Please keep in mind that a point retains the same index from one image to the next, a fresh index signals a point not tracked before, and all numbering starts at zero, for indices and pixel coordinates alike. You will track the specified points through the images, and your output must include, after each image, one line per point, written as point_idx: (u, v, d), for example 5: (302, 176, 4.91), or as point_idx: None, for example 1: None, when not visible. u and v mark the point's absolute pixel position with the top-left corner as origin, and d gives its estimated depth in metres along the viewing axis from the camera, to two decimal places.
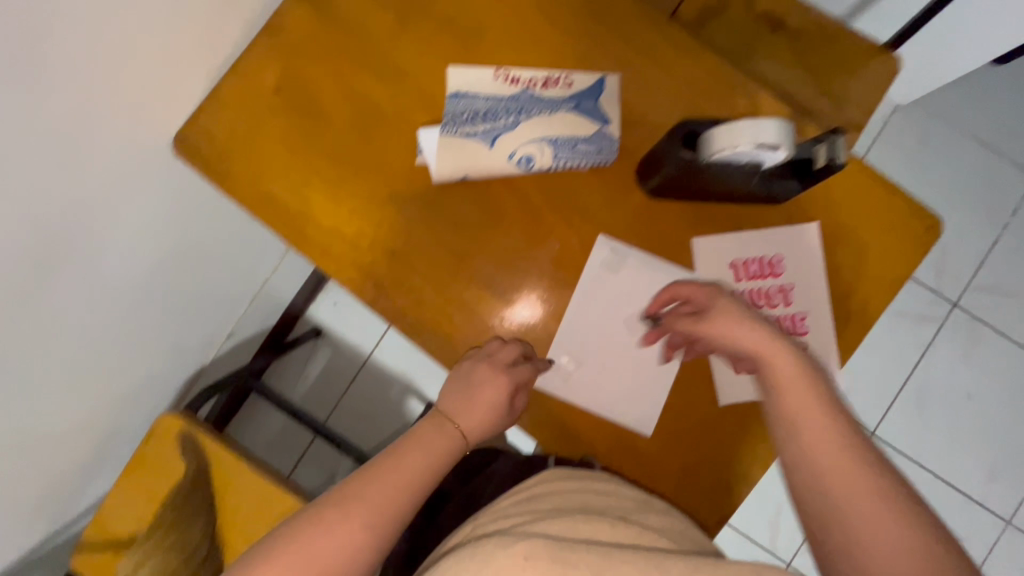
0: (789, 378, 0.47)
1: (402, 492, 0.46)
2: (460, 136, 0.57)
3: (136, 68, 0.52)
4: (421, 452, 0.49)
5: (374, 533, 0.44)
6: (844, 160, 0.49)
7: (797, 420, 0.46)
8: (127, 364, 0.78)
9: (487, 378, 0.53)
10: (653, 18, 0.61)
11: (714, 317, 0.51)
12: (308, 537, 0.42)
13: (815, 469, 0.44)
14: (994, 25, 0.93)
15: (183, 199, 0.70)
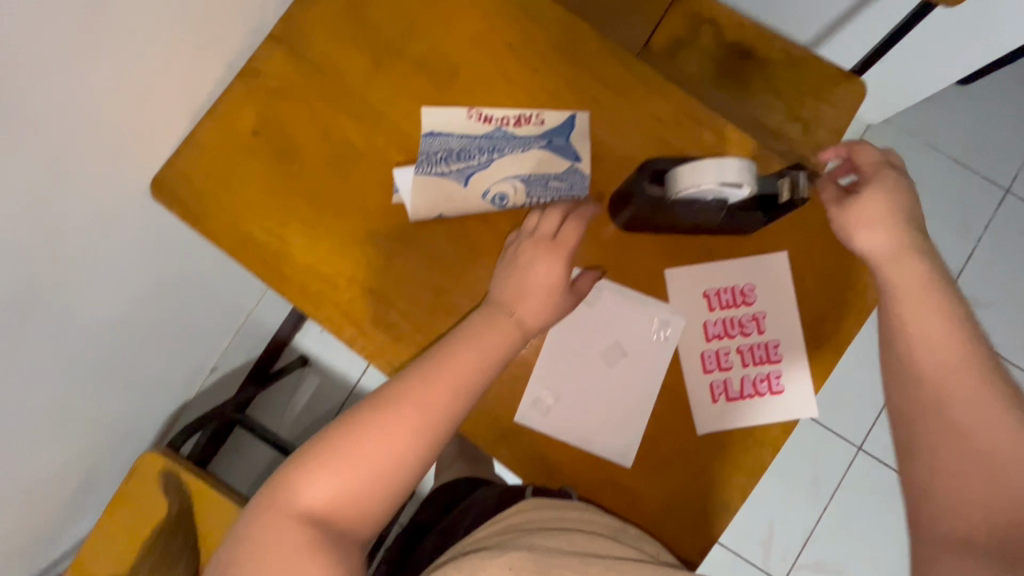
0: (912, 266, 0.48)
1: (448, 390, 0.46)
2: (434, 174, 0.59)
3: (112, 119, 0.53)
4: (475, 350, 0.48)
5: (418, 432, 0.44)
6: (805, 194, 0.52)
7: (915, 304, 0.47)
8: (107, 402, 0.78)
9: (542, 253, 0.52)
10: (622, 56, 0.62)
11: (870, 193, 0.52)
12: (354, 444, 0.43)
13: (923, 352, 0.45)
14: (958, 46, 0.96)
15: (159, 240, 0.70)
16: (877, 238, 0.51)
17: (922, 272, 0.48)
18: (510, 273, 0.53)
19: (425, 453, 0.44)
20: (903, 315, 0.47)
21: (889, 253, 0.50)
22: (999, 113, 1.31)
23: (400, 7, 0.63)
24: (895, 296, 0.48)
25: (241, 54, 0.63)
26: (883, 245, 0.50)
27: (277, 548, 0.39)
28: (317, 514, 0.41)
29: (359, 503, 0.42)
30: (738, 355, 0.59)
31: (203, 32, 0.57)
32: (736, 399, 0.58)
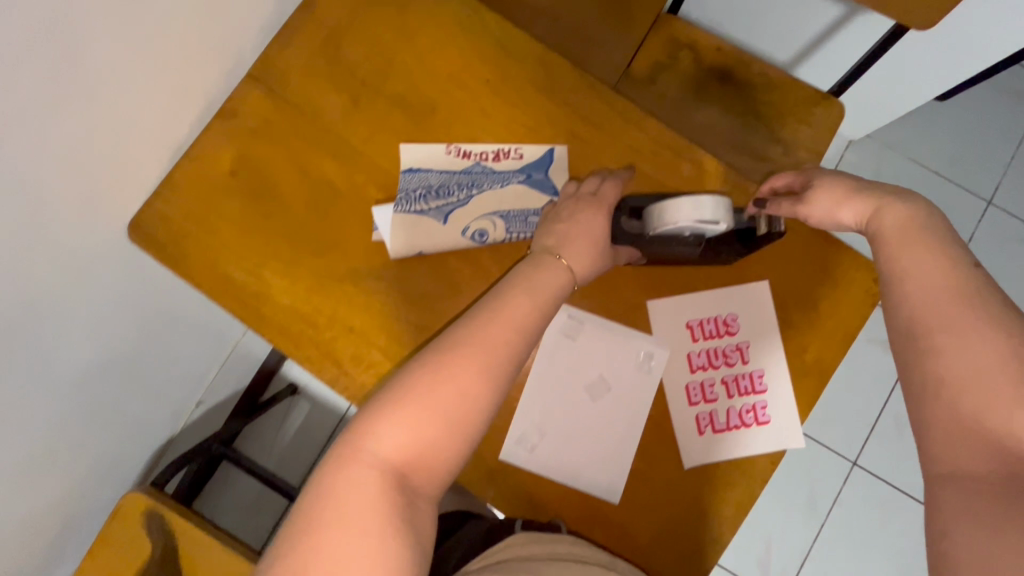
0: (887, 212, 0.47)
1: (508, 337, 0.45)
2: (413, 213, 0.59)
3: (87, 167, 0.52)
4: (527, 295, 0.48)
5: (483, 378, 0.43)
6: (782, 228, 0.54)
7: (899, 243, 0.44)
8: (88, 444, 0.76)
9: (588, 204, 0.54)
10: (598, 90, 0.62)
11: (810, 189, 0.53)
12: (421, 391, 0.42)
13: (916, 287, 0.42)
14: (930, 68, 0.98)
15: (138, 280, 0.69)
16: (848, 212, 0.50)
17: (895, 213, 0.46)
18: (553, 225, 0.53)
19: (490, 395, 0.44)
20: (892, 253, 0.45)
21: (864, 217, 0.49)
22: (978, 126, 1.32)
23: (378, 45, 0.64)
24: (878, 248, 0.46)
25: (219, 94, 0.63)
26: (852, 212, 0.49)
27: (359, 498, 0.37)
28: (393, 465, 0.39)
29: (431, 451, 0.41)
30: (723, 386, 0.59)
31: (180, 75, 0.57)
32: (723, 431, 0.58)
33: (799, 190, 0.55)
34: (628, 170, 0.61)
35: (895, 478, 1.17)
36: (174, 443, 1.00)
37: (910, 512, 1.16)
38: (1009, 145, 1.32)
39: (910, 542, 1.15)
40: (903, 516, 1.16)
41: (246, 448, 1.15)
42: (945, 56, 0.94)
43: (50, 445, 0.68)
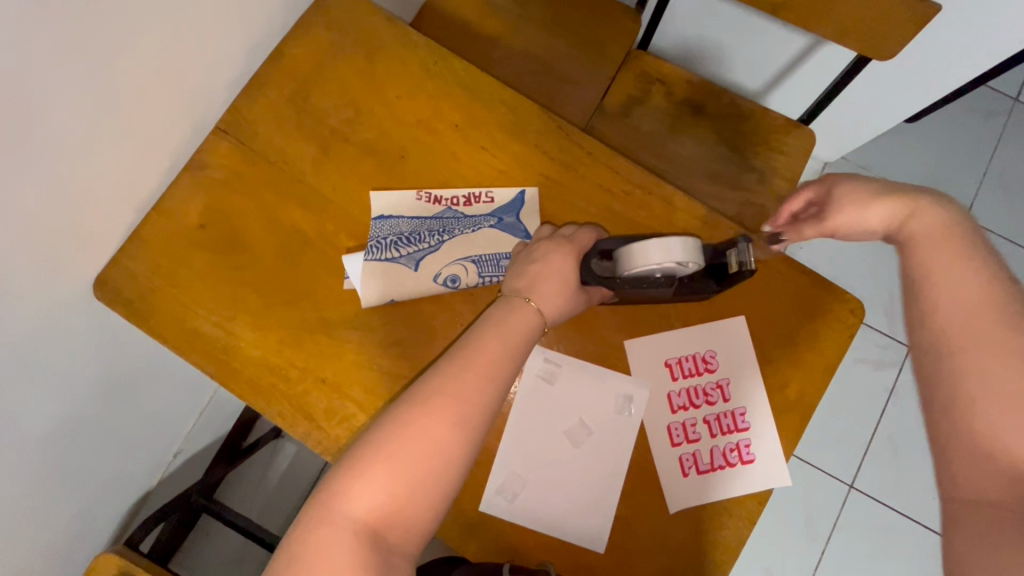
0: (916, 216, 0.48)
1: (483, 381, 0.44)
2: (384, 261, 0.58)
3: (48, 226, 0.51)
4: (500, 338, 0.47)
5: (457, 428, 0.42)
6: (753, 265, 0.52)
7: (929, 252, 0.46)
8: (55, 504, 0.73)
9: (559, 245, 0.53)
10: (567, 132, 0.63)
11: (833, 199, 0.53)
12: (394, 445, 0.41)
13: (946, 295, 0.43)
14: (897, 93, 1.00)
15: (105, 334, 0.68)
16: (877, 218, 0.51)
17: (925, 217, 0.48)
18: (522, 266, 0.53)
19: (466, 445, 0.42)
20: (922, 262, 0.46)
21: (895, 220, 0.50)
22: (950, 145, 1.35)
23: (348, 94, 0.64)
24: (908, 252, 0.48)
25: (188, 146, 0.63)
26: (883, 216, 0.50)
27: (330, 561, 0.37)
28: (365, 523, 0.39)
29: (405, 508, 0.40)
30: (705, 425, 0.58)
31: (147, 130, 0.57)
32: (707, 472, 0.57)
33: (818, 203, 0.56)
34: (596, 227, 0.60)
35: (893, 500, 1.15)
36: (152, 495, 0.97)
37: (911, 535, 1.14)
38: (982, 163, 1.35)
39: (914, 566, 1.12)
40: (905, 539, 1.13)
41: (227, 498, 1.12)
42: (910, 81, 0.96)
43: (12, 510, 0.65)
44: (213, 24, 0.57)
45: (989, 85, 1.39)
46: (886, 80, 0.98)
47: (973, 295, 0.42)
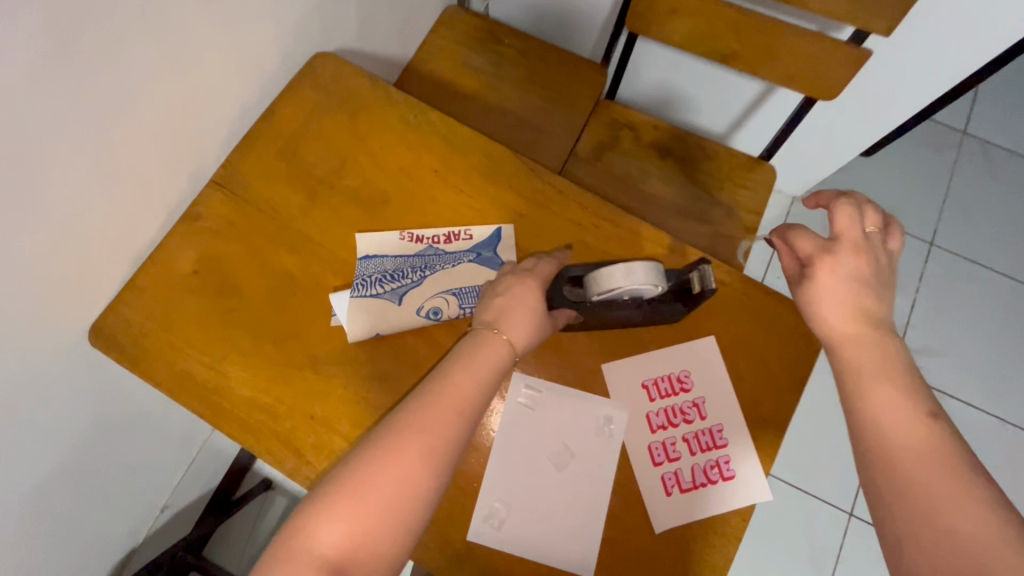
0: (856, 333, 0.49)
1: (450, 416, 0.47)
2: (370, 297, 0.61)
3: (49, 277, 0.55)
4: (467, 373, 0.49)
5: (424, 461, 0.44)
6: (712, 285, 0.59)
7: (869, 382, 0.46)
8: (31, 565, 0.72)
9: (522, 278, 0.57)
10: (539, 171, 0.68)
11: (826, 264, 0.52)
12: (363, 478, 0.42)
13: (885, 411, 0.44)
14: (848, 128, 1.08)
15: (99, 383, 0.70)
16: (828, 307, 0.51)
17: (866, 345, 0.48)
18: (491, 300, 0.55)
19: (434, 477, 0.44)
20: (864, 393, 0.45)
21: (836, 319, 0.50)
22: (908, 175, 1.44)
23: (334, 146, 0.69)
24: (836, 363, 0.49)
25: (185, 200, 0.67)
26: (830, 310, 0.51)
27: None
28: (332, 557, 0.39)
29: (371, 541, 0.41)
30: (685, 444, 0.60)
31: (145, 187, 0.61)
32: (690, 490, 0.58)
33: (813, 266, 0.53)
34: (569, 248, 0.65)
35: None
36: (136, 553, 0.94)
37: None
38: (938, 189, 1.43)
39: None
40: None
41: (216, 553, 1.09)
42: (862, 117, 1.04)
43: None
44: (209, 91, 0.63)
45: (937, 118, 1.49)
46: (840, 117, 1.06)
47: (911, 437, 0.42)
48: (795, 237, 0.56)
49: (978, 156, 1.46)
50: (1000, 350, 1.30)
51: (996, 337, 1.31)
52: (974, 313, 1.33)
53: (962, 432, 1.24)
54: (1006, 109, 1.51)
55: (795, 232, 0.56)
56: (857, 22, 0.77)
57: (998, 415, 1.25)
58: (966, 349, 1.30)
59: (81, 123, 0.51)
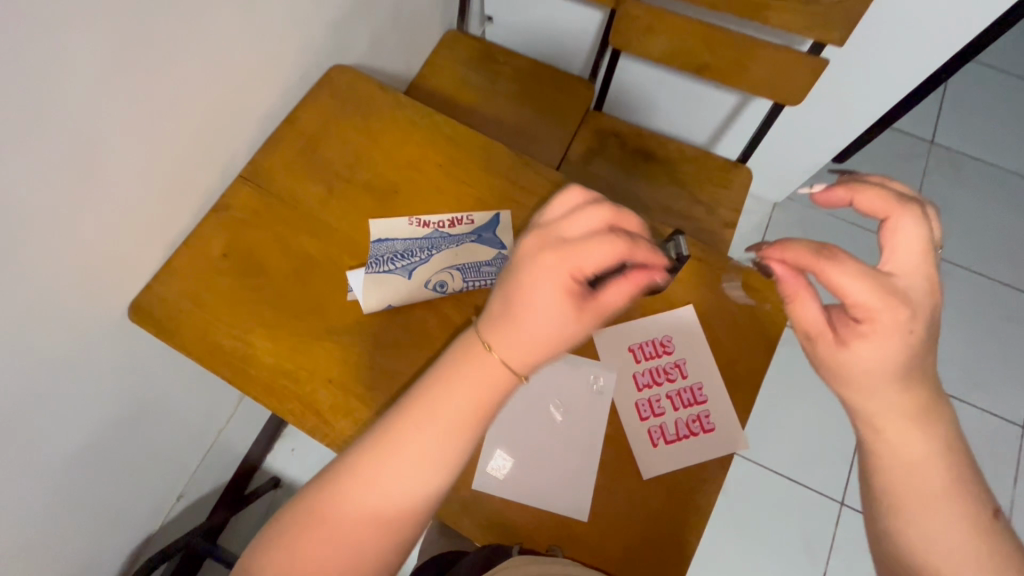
0: (905, 428, 0.41)
1: (392, 476, 0.42)
2: (382, 273, 0.68)
3: (96, 253, 0.63)
4: (426, 429, 0.42)
5: (356, 524, 0.41)
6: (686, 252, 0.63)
7: (926, 509, 0.40)
8: (62, 534, 0.77)
9: (545, 270, 0.42)
10: (532, 165, 0.77)
11: (890, 322, 0.40)
12: (290, 538, 0.41)
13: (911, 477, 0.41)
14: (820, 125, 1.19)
15: (132, 362, 0.77)
16: (880, 385, 0.41)
17: (920, 441, 0.41)
18: (510, 303, 0.43)
19: (366, 545, 0.41)
20: (915, 521, 0.40)
21: (885, 405, 0.41)
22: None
23: (349, 145, 0.78)
24: (883, 468, 0.42)
25: (215, 192, 0.75)
26: (880, 380, 0.41)
27: None
28: None
29: None
30: (668, 400, 0.66)
31: (182, 180, 0.69)
32: (674, 441, 0.63)
33: (869, 324, 0.41)
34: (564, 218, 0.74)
35: None
36: (153, 539, 0.99)
37: None
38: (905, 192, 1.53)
39: None
40: None
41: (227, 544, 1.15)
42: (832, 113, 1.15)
43: (24, 536, 0.71)
44: (239, 96, 0.72)
45: (898, 127, 1.61)
46: (813, 114, 1.17)
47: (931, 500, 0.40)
48: (839, 278, 0.41)
49: (940, 160, 1.57)
50: (972, 340, 1.38)
51: (969, 328, 1.39)
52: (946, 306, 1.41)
53: None
54: (962, 117, 1.63)
55: (839, 269, 0.41)
56: (814, 34, 0.87)
57: (978, 405, 1.32)
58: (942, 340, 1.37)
59: (135, 120, 0.59)
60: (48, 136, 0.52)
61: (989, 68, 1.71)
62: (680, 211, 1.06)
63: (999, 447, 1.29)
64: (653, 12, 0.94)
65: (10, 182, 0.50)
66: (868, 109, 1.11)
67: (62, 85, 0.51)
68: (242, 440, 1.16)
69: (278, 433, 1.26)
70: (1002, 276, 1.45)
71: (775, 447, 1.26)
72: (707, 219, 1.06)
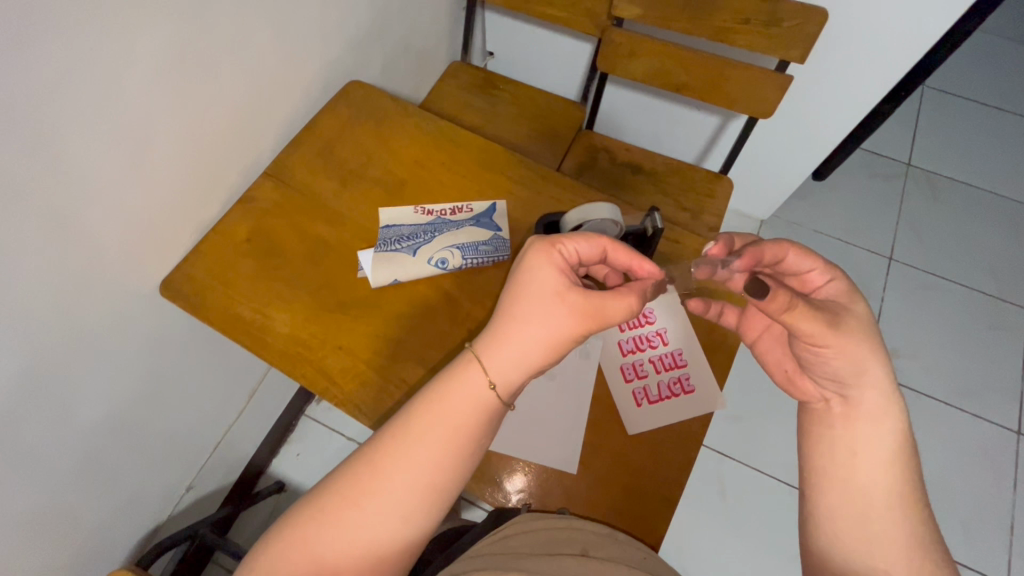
0: (882, 424, 0.49)
1: (386, 460, 0.46)
2: (390, 252, 0.76)
3: (138, 231, 0.71)
4: (416, 411, 0.48)
5: (357, 505, 0.45)
6: (661, 224, 0.72)
7: (864, 485, 0.48)
8: (81, 507, 0.82)
9: (530, 270, 0.52)
10: (524, 162, 0.86)
11: (851, 334, 0.51)
12: (300, 527, 0.46)
13: (866, 453, 0.49)
14: (793, 143, 1.29)
15: (163, 343, 0.84)
16: (871, 371, 0.50)
17: (883, 429, 0.49)
18: (501, 303, 0.52)
19: (372, 521, 0.45)
20: (862, 504, 0.48)
21: (865, 393, 0.50)
22: (851, 200, 1.66)
23: (362, 146, 0.88)
24: (848, 450, 0.50)
25: (241, 185, 0.84)
26: (862, 365, 0.51)
27: None
28: None
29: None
30: (651, 364, 0.72)
31: (214, 171, 0.78)
32: (657, 400, 0.69)
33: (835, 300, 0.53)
34: (554, 206, 0.82)
35: None
36: (162, 527, 1.03)
37: None
38: (881, 210, 1.65)
39: None
40: None
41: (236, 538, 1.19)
42: (804, 131, 1.25)
43: (51, 501, 0.76)
44: (265, 101, 0.82)
45: (866, 148, 1.76)
46: (788, 133, 1.27)
47: (874, 475, 0.48)
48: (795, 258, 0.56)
49: (909, 182, 1.70)
50: (949, 347, 1.45)
51: (946, 336, 1.46)
52: (923, 316, 1.49)
53: (940, 428, 1.35)
54: (925, 143, 1.77)
55: (795, 316, 0.51)
56: (777, 52, 0.97)
57: (969, 411, 1.37)
58: (921, 347, 1.45)
59: (178, 114, 0.69)
60: (109, 118, 0.61)
61: (948, 99, 1.87)
62: (668, 216, 1.15)
63: (984, 450, 1.33)
64: (635, 38, 1.06)
65: (72, 154, 0.59)
66: (835, 127, 1.21)
67: (123, 75, 0.60)
68: (251, 439, 1.20)
69: (285, 437, 1.30)
70: (975, 288, 1.54)
71: (770, 450, 1.30)
72: (691, 223, 1.14)
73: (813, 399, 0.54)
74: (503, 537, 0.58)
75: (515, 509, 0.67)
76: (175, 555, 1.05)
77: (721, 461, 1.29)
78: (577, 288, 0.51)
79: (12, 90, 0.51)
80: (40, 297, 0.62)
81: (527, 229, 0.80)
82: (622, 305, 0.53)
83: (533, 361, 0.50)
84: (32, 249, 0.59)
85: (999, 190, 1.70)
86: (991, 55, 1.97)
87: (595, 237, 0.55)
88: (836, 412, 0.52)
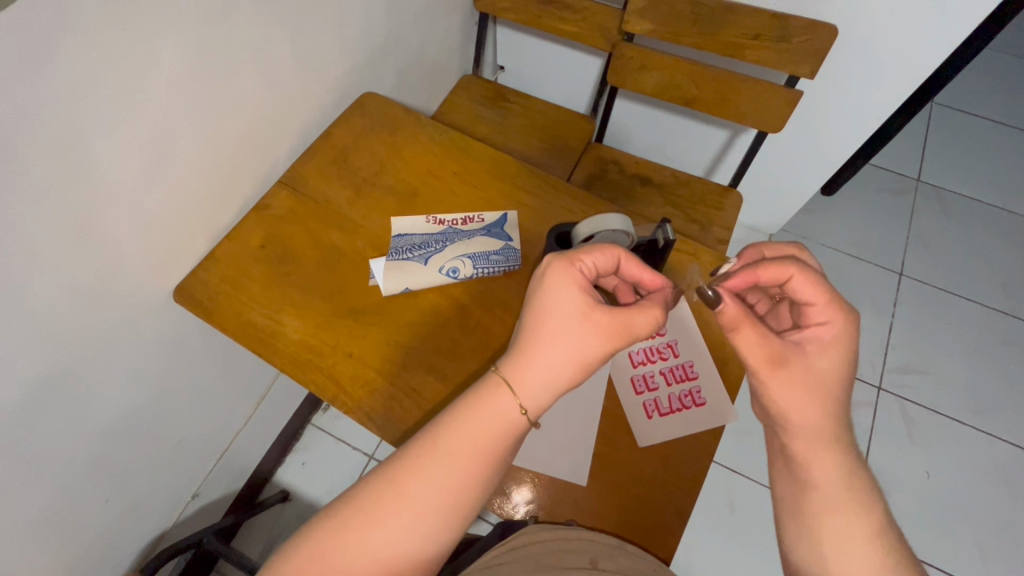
0: (822, 459, 0.51)
1: (415, 481, 0.46)
2: (402, 260, 0.76)
3: (155, 236, 0.72)
4: (445, 431, 0.48)
5: (387, 526, 0.45)
6: (672, 236, 0.72)
7: (824, 519, 0.50)
8: (88, 512, 0.82)
9: (553, 286, 0.52)
10: (535, 172, 0.87)
11: (798, 375, 0.52)
12: (326, 545, 0.45)
13: (818, 487, 0.51)
14: (803, 157, 1.30)
15: (175, 348, 0.85)
16: (802, 411, 0.52)
17: (825, 465, 0.51)
18: (526, 322, 0.52)
19: (401, 541, 0.45)
20: (818, 543, 0.50)
21: (796, 430, 0.52)
22: (860, 215, 1.66)
23: (376, 156, 0.89)
24: (800, 485, 0.52)
25: (255, 193, 0.85)
26: (795, 407, 0.52)
27: None
28: None
29: None
30: (662, 376, 0.72)
31: (232, 179, 0.80)
32: (667, 413, 0.68)
33: (810, 340, 0.54)
34: (564, 216, 0.83)
35: None
36: (167, 534, 1.03)
37: None
38: (891, 226, 1.64)
39: None
40: None
41: (245, 549, 1.19)
42: (813, 145, 1.25)
43: (61, 506, 0.76)
44: (281, 111, 0.83)
45: (875, 163, 1.76)
46: (798, 148, 1.28)
47: (827, 507, 0.50)
48: (801, 286, 0.55)
49: (919, 198, 1.69)
50: (961, 364, 1.43)
51: (959, 353, 1.45)
52: (935, 332, 1.47)
53: (954, 446, 1.33)
54: (935, 159, 1.77)
55: (741, 333, 0.54)
56: (788, 67, 0.98)
57: (983, 429, 1.35)
58: (932, 364, 1.43)
59: (197, 120, 0.70)
60: (132, 123, 0.62)
61: (956, 116, 1.87)
62: (676, 228, 1.15)
63: (999, 470, 1.30)
64: (645, 53, 1.07)
65: (93, 158, 0.59)
66: (843, 142, 1.21)
67: (147, 81, 0.61)
68: (258, 447, 1.20)
69: (291, 445, 1.30)
70: (988, 305, 1.52)
71: None
72: (699, 235, 1.14)
73: (762, 426, 0.57)
74: (512, 547, 0.58)
75: (523, 521, 0.66)
76: (179, 563, 1.05)
77: (731, 477, 1.27)
78: (601, 306, 0.52)
79: (41, 92, 0.52)
80: (57, 301, 0.63)
81: (539, 239, 0.80)
82: (647, 321, 0.53)
83: (560, 382, 0.50)
84: (51, 251, 0.59)
85: (1010, 206, 1.69)
86: (999, 72, 1.98)
87: (611, 252, 0.56)
88: (777, 446, 0.55)
